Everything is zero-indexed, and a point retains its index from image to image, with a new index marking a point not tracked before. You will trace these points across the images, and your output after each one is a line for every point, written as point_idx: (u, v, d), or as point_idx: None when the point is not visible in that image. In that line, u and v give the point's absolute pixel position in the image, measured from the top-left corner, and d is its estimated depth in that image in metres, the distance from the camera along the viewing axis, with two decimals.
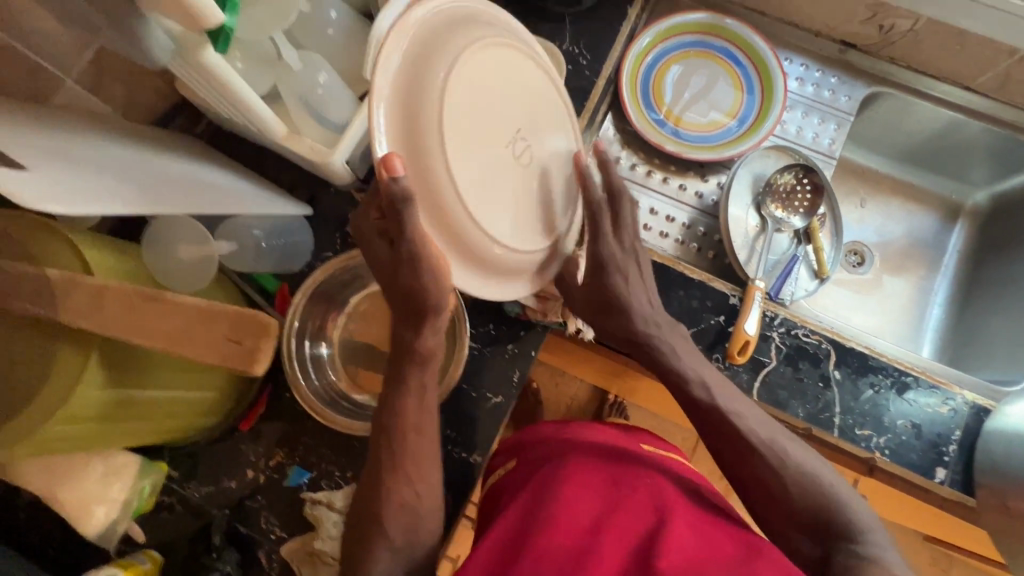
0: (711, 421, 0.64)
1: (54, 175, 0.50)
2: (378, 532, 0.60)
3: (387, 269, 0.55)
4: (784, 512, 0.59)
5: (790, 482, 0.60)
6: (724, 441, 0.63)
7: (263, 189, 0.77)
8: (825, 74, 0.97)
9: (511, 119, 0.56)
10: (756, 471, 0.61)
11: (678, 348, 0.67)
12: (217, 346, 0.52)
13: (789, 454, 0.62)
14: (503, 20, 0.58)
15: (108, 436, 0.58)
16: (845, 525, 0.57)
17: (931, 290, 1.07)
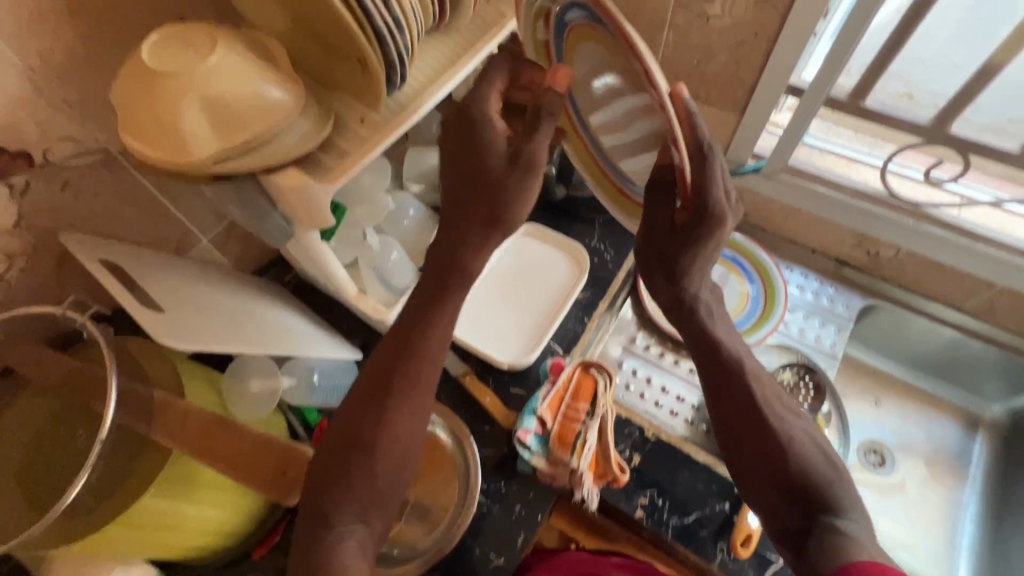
0: (723, 369, 0.63)
1: (182, 317, 0.66)
2: (347, 477, 0.58)
3: (466, 146, 0.60)
4: (778, 477, 0.58)
5: (789, 449, 0.58)
6: (743, 389, 0.62)
7: (327, 334, 0.92)
8: (823, 284, 1.09)
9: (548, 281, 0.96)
10: (764, 430, 0.60)
11: (715, 319, 0.65)
12: (270, 479, 0.65)
13: (787, 425, 0.60)
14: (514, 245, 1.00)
15: (146, 549, 0.64)
16: (838, 501, 0.55)
17: (959, 502, 1.04)
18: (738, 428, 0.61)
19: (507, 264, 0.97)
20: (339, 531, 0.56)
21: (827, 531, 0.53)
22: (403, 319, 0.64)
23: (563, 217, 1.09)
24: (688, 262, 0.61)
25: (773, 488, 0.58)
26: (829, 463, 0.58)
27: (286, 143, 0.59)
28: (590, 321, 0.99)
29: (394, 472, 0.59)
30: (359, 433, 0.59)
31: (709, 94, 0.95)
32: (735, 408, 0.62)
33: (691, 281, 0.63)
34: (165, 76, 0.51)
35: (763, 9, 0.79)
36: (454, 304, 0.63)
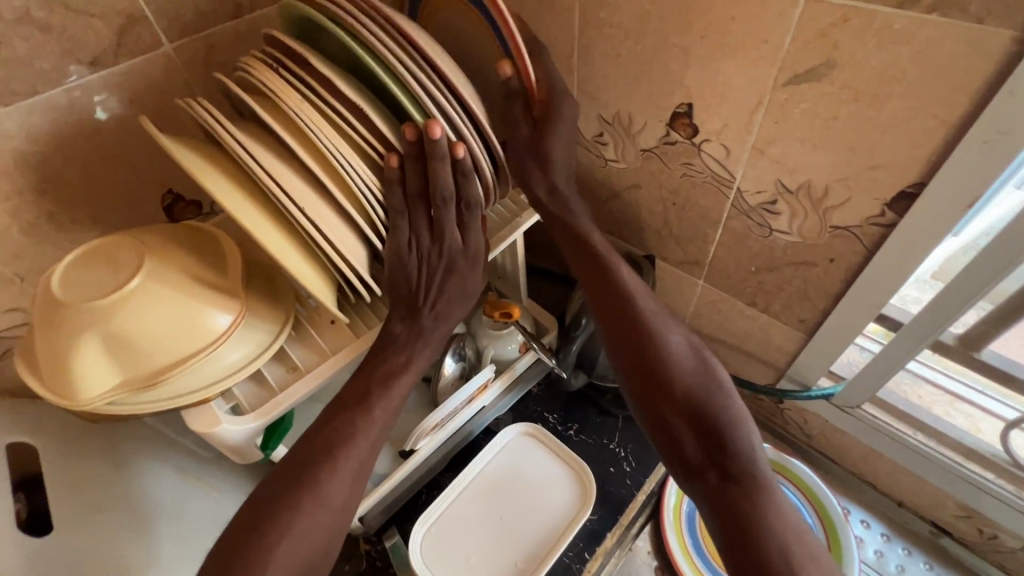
0: (618, 310, 0.62)
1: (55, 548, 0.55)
2: (309, 496, 0.52)
3: (403, 201, 0.53)
4: (675, 412, 0.57)
5: (681, 374, 0.58)
6: (635, 329, 0.61)
7: None
8: (913, 555, 0.83)
9: (532, 527, 0.77)
10: (655, 357, 0.59)
11: (586, 225, 0.66)
12: None
13: (678, 351, 0.60)
14: (514, 461, 0.82)
15: None
16: (739, 443, 0.55)
17: None
18: (637, 377, 0.60)
19: (491, 472, 0.81)
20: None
21: (724, 485, 0.54)
22: (305, 446, 0.56)
23: (582, 405, 0.92)
24: (550, 143, 0.62)
25: (682, 428, 0.57)
26: (709, 376, 0.58)
27: (218, 369, 0.49)
28: (591, 560, 0.77)
29: (316, 551, 0.51)
30: (302, 471, 0.54)
31: (768, 303, 0.78)
32: (631, 358, 0.60)
33: (546, 175, 0.64)
34: (73, 320, 0.43)
35: (841, 237, 0.63)
36: (383, 411, 0.58)
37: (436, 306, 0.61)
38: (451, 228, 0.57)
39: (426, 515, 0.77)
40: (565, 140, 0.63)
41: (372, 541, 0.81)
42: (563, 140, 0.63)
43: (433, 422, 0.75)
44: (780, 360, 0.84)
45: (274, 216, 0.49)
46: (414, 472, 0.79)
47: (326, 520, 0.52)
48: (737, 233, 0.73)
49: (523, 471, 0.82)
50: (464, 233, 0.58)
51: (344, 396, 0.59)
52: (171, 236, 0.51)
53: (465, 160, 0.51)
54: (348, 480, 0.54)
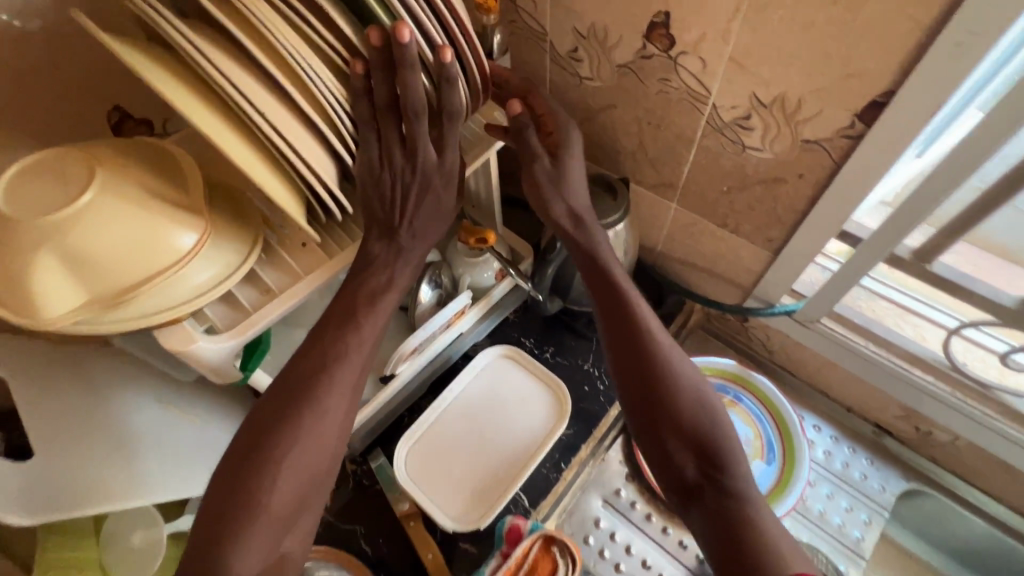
0: (623, 325, 0.63)
1: None
2: (307, 407, 0.53)
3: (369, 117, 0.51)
4: (673, 425, 0.58)
5: (687, 397, 0.59)
6: (639, 344, 0.62)
7: None
8: (856, 453, 0.91)
9: (514, 444, 0.80)
10: (664, 379, 0.60)
11: (603, 248, 0.67)
12: None
13: (681, 367, 0.61)
14: (496, 385, 0.85)
15: None
16: (737, 466, 0.56)
17: None
18: (639, 390, 0.61)
19: (475, 392, 0.84)
20: (261, 483, 0.50)
21: (720, 499, 0.55)
22: (298, 366, 0.56)
23: (556, 330, 0.94)
24: (567, 171, 0.66)
25: (680, 441, 0.58)
26: (708, 398, 0.60)
27: (187, 289, 0.48)
28: (567, 469, 0.83)
29: (320, 464, 0.54)
30: (296, 391, 0.54)
31: (738, 223, 0.79)
32: (633, 371, 0.61)
33: (565, 201, 0.67)
34: (28, 237, 0.41)
35: (812, 151, 0.64)
36: (371, 328, 0.59)
37: (412, 226, 0.61)
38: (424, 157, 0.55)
39: (411, 433, 0.80)
40: (581, 176, 0.67)
41: (358, 461, 0.84)
42: (579, 174, 0.67)
43: (412, 347, 0.76)
44: (746, 280, 0.87)
45: (238, 125, 0.46)
46: (396, 396, 0.82)
47: (331, 435, 0.55)
48: (711, 152, 0.73)
49: (506, 394, 0.84)
50: (441, 149, 0.56)
51: (332, 323, 0.58)
52: (125, 150, 0.48)
53: (452, 66, 0.49)
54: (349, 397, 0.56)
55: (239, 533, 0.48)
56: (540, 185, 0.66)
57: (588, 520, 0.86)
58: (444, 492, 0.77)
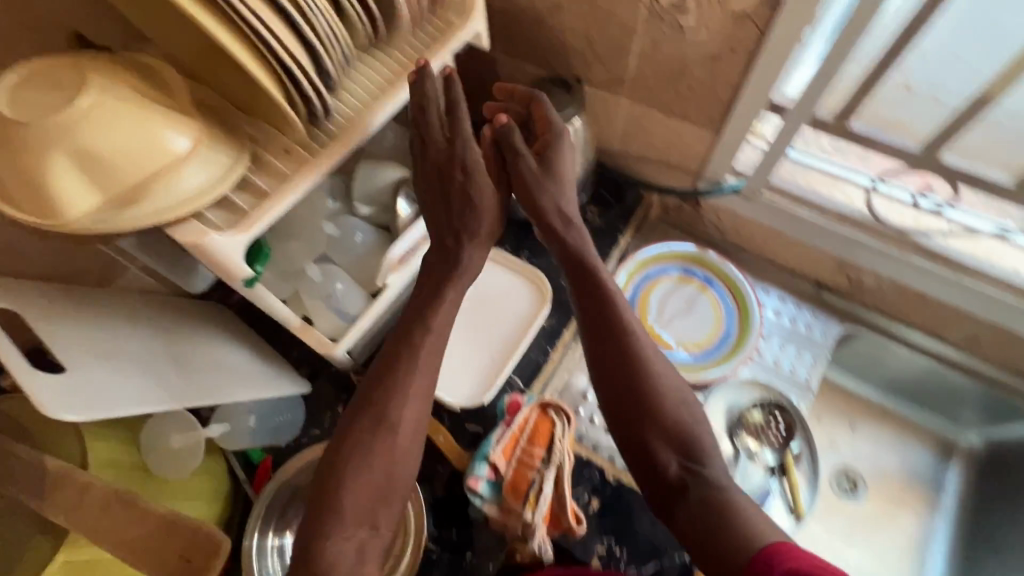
0: (607, 329, 0.66)
1: (84, 376, 0.60)
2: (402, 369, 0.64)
3: (442, 155, 0.70)
4: (655, 426, 0.62)
5: (668, 400, 0.63)
6: (621, 348, 0.65)
7: (268, 368, 0.87)
8: (800, 309, 1.04)
9: (503, 334, 0.88)
10: (640, 379, 0.64)
11: (591, 253, 0.71)
12: (170, 563, 0.53)
13: (662, 369, 0.65)
14: (479, 287, 0.92)
15: None
16: (712, 458, 0.61)
17: (929, 534, 1.02)
18: (620, 393, 0.64)
19: (463, 294, 0.91)
20: (369, 425, 0.61)
21: (690, 483, 0.59)
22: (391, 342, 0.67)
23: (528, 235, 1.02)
24: (557, 172, 0.73)
25: (661, 439, 0.62)
26: (687, 401, 0.64)
27: (186, 188, 0.51)
28: (553, 351, 0.93)
29: (418, 417, 0.62)
30: (397, 355, 0.65)
31: (683, 109, 0.87)
32: (615, 374, 0.64)
33: (555, 200, 0.72)
34: (37, 137, 0.45)
35: (742, 23, 0.71)
36: (452, 305, 0.69)
37: (465, 237, 0.70)
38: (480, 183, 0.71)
39: None
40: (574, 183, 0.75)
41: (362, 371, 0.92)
42: (571, 182, 0.74)
43: (398, 252, 0.82)
44: (696, 166, 0.95)
45: (218, 18, 0.49)
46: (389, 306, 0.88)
47: (407, 445, 0.61)
48: (653, 39, 0.79)
49: (489, 294, 0.91)
50: (467, 170, 0.70)
51: (399, 341, 0.66)
52: (114, 61, 0.51)
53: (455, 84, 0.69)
54: (417, 407, 0.63)
55: (341, 482, 0.58)
56: (532, 189, 0.72)
57: None
58: (447, 381, 0.85)
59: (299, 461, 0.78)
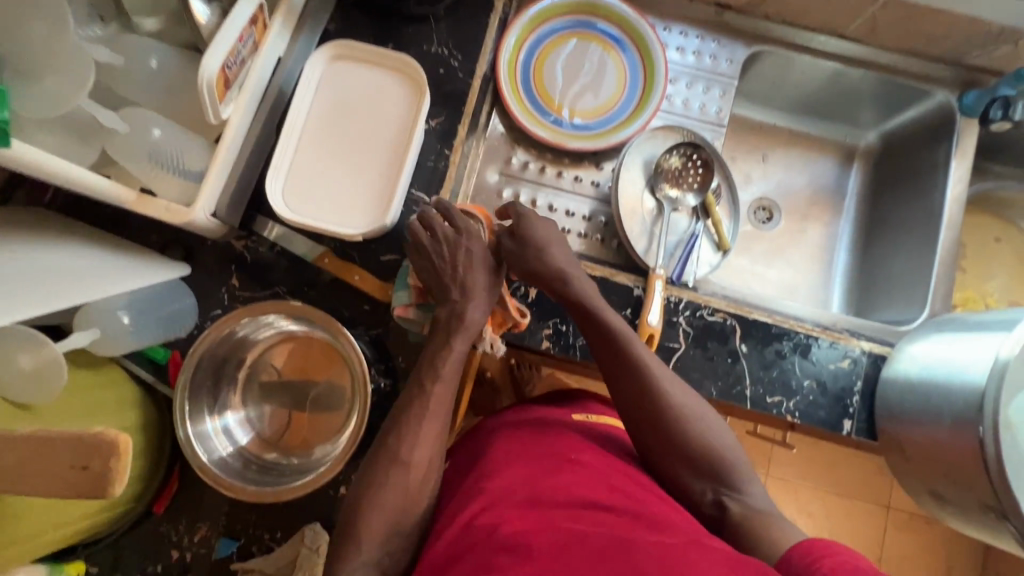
0: (617, 372, 0.68)
1: None
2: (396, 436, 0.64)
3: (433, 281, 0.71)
4: (681, 458, 0.66)
5: (688, 428, 0.66)
6: (635, 386, 0.67)
7: (125, 260, 0.72)
8: (704, 41, 0.96)
9: (389, 146, 0.74)
10: (663, 421, 0.66)
11: (595, 298, 0.71)
12: (62, 474, 0.44)
13: (682, 404, 0.66)
14: (345, 97, 0.75)
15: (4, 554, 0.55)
16: (737, 479, 0.64)
17: (837, 235, 1.10)
18: (641, 426, 0.67)
19: (324, 108, 0.75)
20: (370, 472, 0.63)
21: (727, 511, 0.63)
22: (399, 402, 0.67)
23: (386, 21, 0.82)
24: (536, 234, 0.73)
25: (686, 470, 0.65)
26: (712, 427, 0.66)
27: None
28: (452, 153, 0.81)
29: (422, 468, 0.64)
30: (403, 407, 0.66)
31: None
32: (631, 413, 0.68)
33: (546, 252, 0.72)
34: None
35: None
36: (446, 373, 0.67)
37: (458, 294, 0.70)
38: (452, 257, 0.71)
39: (275, 172, 0.72)
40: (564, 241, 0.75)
41: (245, 236, 0.79)
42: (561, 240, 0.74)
43: (215, 66, 0.61)
44: None
45: None
46: (240, 149, 0.72)
47: (416, 488, 0.63)
48: None
49: (359, 103, 0.75)
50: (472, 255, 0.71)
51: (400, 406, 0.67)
52: None
53: None
54: (421, 454, 0.64)
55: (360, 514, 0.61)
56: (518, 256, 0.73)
57: (491, 194, 0.90)
58: (335, 212, 0.72)
59: (211, 344, 0.71)
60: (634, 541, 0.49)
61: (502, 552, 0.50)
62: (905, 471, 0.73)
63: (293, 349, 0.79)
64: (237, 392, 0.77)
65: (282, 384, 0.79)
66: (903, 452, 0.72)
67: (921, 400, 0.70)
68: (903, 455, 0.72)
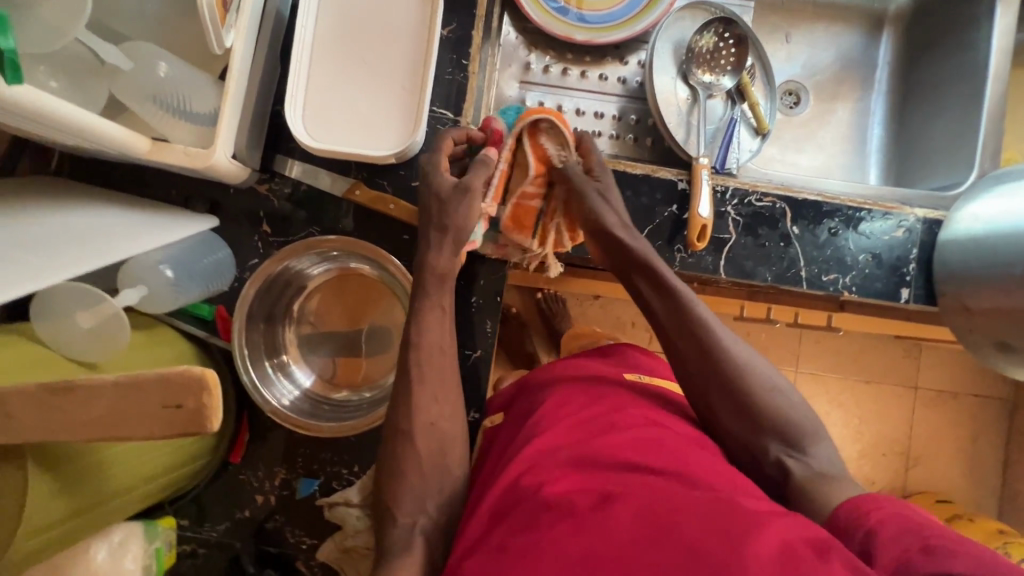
0: (676, 331, 0.65)
1: None
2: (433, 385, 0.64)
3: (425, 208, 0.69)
4: (743, 421, 0.61)
5: (754, 390, 0.61)
6: (693, 342, 0.64)
7: (151, 217, 0.69)
8: None
9: (408, 57, 0.69)
10: (724, 377, 0.62)
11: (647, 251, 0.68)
12: (157, 417, 0.43)
13: (747, 367, 0.62)
14: (351, 8, 0.69)
15: (102, 509, 0.56)
16: (805, 437, 0.60)
17: (869, 111, 1.06)
18: (699, 386, 0.63)
19: (330, 24, 0.69)
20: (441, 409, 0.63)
21: (790, 473, 0.58)
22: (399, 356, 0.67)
23: None
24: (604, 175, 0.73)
25: (750, 433, 0.61)
26: (780, 392, 0.61)
27: None
28: (471, 63, 0.76)
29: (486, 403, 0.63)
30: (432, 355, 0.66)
31: None
32: (688, 371, 0.64)
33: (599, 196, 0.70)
34: None
35: None
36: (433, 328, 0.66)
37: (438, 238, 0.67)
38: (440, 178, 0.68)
39: (292, 101, 0.67)
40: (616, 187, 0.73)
41: (267, 179, 0.76)
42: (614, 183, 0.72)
43: None
44: None
45: None
46: (249, 81, 0.67)
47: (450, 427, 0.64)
48: None
49: (368, 14, 0.69)
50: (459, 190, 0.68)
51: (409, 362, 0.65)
52: None
53: None
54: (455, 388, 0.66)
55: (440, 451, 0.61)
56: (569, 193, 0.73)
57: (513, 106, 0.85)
58: (362, 136, 0.68)
59: (257, 291, 0.70)
60: (683, 505, 0.47)
61: (546, 511, 0.50)
62: (968, 330, 0.73)
63: (344, 286, 0.78)
64: (290, 337, 0.76)
65: (329, 330, 0.78)
66: (967, 312, 0.72)
67: (987, 256, 0.68)
68: (967, 314, 0.72)
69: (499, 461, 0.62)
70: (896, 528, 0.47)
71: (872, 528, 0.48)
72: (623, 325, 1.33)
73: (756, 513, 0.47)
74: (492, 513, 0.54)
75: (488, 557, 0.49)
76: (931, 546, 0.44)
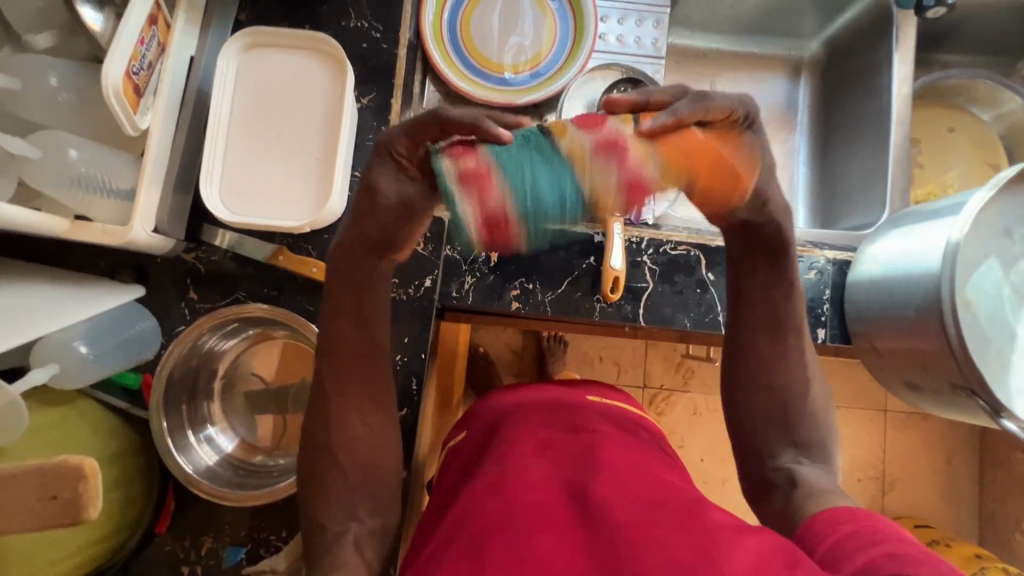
0: (756, 329, 0.67)
1: None
2: None
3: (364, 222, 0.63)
4: (788, 432, 0.65)
5: (805, 409, 0.65)
6: (772, 347, 0.66)
7: (72, 290, 0.70)
8: None
9: (321, 133, 0.72)
10: (785, 388, 0.65)
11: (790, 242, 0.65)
12: (33, 509, 0.43)
13: (805, 389, 0.65)
14: (268, 88, 0.73)
15: None
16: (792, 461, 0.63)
17: (796, 150, 1.10)
18: (766, 399, 0.65)
19: (246, 102, 0.72)
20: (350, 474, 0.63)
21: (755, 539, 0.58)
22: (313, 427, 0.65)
23: (298, 15, 0.80)
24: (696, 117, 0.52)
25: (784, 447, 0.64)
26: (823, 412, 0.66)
27: None
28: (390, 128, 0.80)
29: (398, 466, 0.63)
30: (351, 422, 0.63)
31: None
32: (762, 381, 0.66)
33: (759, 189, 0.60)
34: None
35: None
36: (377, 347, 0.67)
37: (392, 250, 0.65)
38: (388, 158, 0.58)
39: (207, 177, 0.69)
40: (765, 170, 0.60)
41: (194, 247, 0.78)
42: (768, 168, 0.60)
43: (117, 73, 0.57)
44: None
45: None
46: (168, 156, 0.70)
47: (369, 493, 0.63)
48: None
49: (285, 93, 0.73)
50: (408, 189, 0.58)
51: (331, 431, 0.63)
52: None
53: None
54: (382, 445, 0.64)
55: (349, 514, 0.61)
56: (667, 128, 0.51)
57: None
58: (275, 209, 0.70)
59: (178, 359, 0.71)
60: (667, 522, 0.49)
61: (525, 516, 0.51)
62: (882, 367, 0.74)
63: (270, 347, 0.79)
64: (213, 404, 0.77)
65: (252, 394, 0.78)
66: (876, 351, 0.73)
67: (886, 297, 0.69)
68: (877, 353, 0.73)
69: (472, 470, 0.63)
70: (856, 542, 0.49)
71: (833, 546, 0.50)
72: (591, 360, 1.34)
73: (720, 534, 0.48)
74: (463, 510, 0.55)
75: (462, 559, 0.49)
76: (893, 552, 0.46)
